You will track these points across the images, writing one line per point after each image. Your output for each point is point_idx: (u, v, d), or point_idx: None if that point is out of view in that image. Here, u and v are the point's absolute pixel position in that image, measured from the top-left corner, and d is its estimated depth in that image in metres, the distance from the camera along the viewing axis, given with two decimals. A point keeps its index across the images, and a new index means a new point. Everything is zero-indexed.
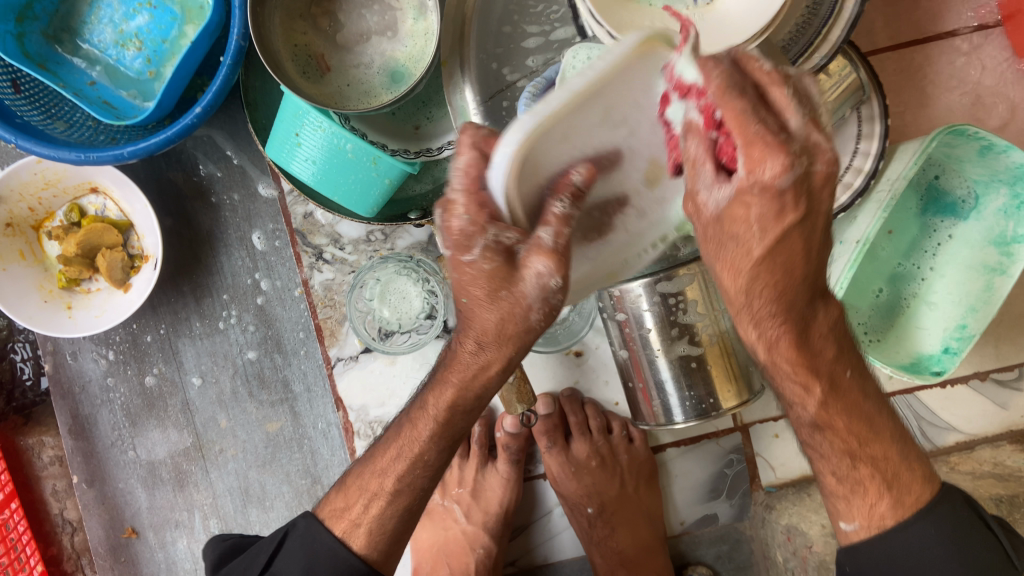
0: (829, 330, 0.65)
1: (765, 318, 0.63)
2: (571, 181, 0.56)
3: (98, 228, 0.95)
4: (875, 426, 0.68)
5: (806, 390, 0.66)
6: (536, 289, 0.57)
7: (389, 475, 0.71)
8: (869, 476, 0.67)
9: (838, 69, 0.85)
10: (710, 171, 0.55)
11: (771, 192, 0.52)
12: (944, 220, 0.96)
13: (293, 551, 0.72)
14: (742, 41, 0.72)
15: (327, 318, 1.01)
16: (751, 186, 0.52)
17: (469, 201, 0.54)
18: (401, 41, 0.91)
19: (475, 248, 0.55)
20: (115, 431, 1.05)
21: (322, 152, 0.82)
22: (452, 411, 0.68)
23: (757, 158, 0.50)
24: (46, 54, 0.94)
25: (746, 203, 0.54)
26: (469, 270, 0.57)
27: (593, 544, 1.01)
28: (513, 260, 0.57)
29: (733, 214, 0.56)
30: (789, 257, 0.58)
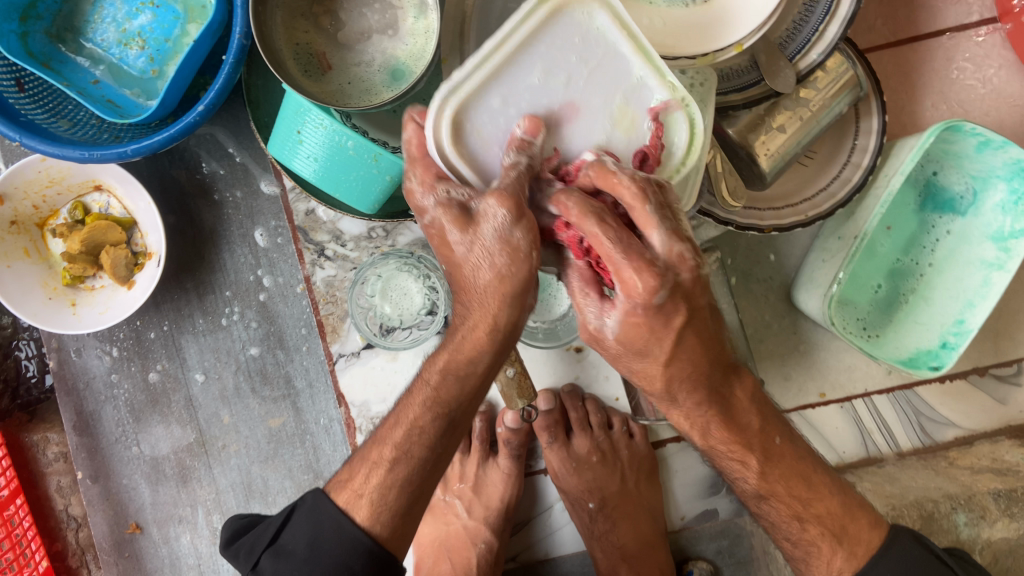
0: (750, 403, 0.75)
1: (692, 410, 0.73)
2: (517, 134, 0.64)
3: (103, 225, 0.96)
4: (813, 485, 0.76)
5: (744, 463, 0.76)
6: (488, 227, 0.62)
7: (387, 445, 0.72)
8: (819, 535, 0.75)
9: (835, 65, 0.85)
10: (595, 300, 0.65)
11: (651, 309, 0.62)
12: (943, 215, 0.97)
13: (302, 524, 0.72)
14: (740, 38, 0.74)
15: (329, 315, 1.02)
16: (632, 308, 0.63)
17: (422, 166, 0.66)
18: (402, 39, 0.91)
19: (430, 205, 0.65)
20: (119, 426, 1.06)
21: (324, 149, 0.83)
22: (444, 374, 0.70)
23: (620, 271, 0.60)
24: (50, 53, 0.95)
25: (634, 320, 0.64)
26: (435, 229, 0.66)
27: (594, 538, 1.02)
28: (469, 214, 0.64)
29: (629, 329, 0.65)
30: (692, 357, 0.68)
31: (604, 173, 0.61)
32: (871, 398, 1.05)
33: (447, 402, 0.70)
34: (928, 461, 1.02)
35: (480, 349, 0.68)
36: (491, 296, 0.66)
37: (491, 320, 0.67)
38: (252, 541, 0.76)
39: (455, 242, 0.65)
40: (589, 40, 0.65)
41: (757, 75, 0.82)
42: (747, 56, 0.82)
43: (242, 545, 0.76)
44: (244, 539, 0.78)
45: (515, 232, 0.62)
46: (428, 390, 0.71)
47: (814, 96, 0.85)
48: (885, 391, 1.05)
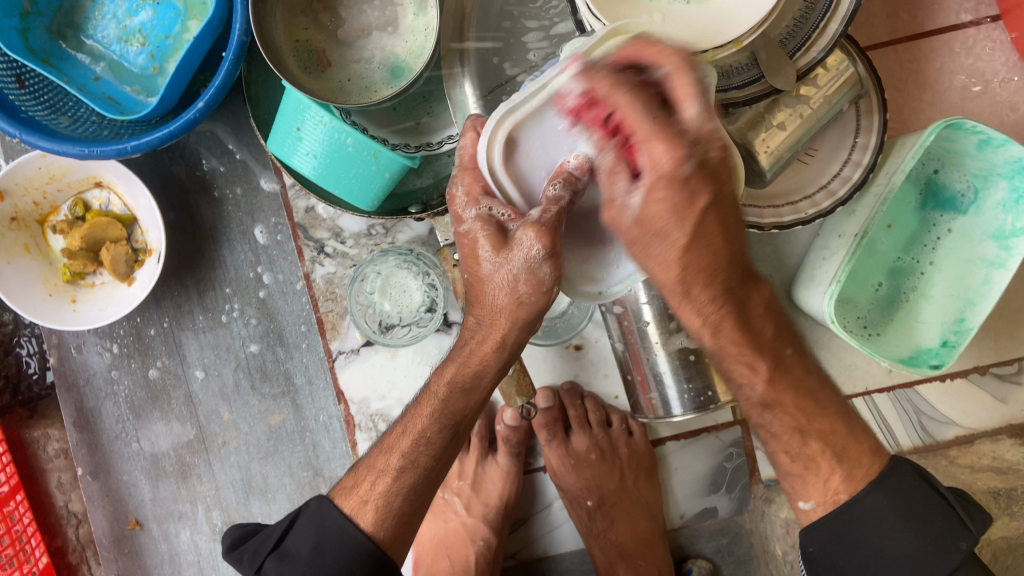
0: (766, 309, 0.70)
1: (704, 304, 0.67)
2: (568, 168, 0.65)
3: (103, 221, 0.96)
4: (822, 405, 0.73)
5: (753, 368, 0.70)
6: (520, 254, 0.65)
7: (393, 453, 0.74)
8: (820, 452, 0.72)
9: (836, 63, 0.86)
10: (625, 179, 0.62)
11: (675, 181, 0.59)
12: (944, 214, 0.96)
13: (304, 528, 0.73)
14: (738, 34, 0.73)
15: (329, 312, 1.02)
16: (656, 178, 0.60)
17: (469, 176, 0.69)
18: (402, 36, 0.92)
19: (469, 216, 0.68)
20: (119, 423, 1.06)
21: (324, 146, 0.83)
22: (452, 386, 0.73)
23: (648, 140, 0.59)
24: (51, 49, 0.95)
25: (656, 188, 0.60)
26: (468, 241, 0.68)
27: (592, 536, 1.02)
28: (503, 233, 0.67)
29: (652, 206, 0.61)
30: (712, 244, 0.63)
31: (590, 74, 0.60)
32: (872, 397, 1.05)
33: (454, 412, 0.73)
34: (929, 460, 1.02)
35: (490, 360, 0.72)
36: (503, 315, 0.70)
37: (498, 338, 0.71)
38: (255, 548, 0.76)
39: (488, 260, 0.67)
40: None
41: (758, 71, 0.81)
42: (747, 52, 0.80)
43: (246, 549, 0.77)
44: (248, 544, 0.78)
45: (544, 265, 0.65)
46: (435, 400, 0.74)
47: (814, 93, 0.85)
48: (885, 390, 1.05)
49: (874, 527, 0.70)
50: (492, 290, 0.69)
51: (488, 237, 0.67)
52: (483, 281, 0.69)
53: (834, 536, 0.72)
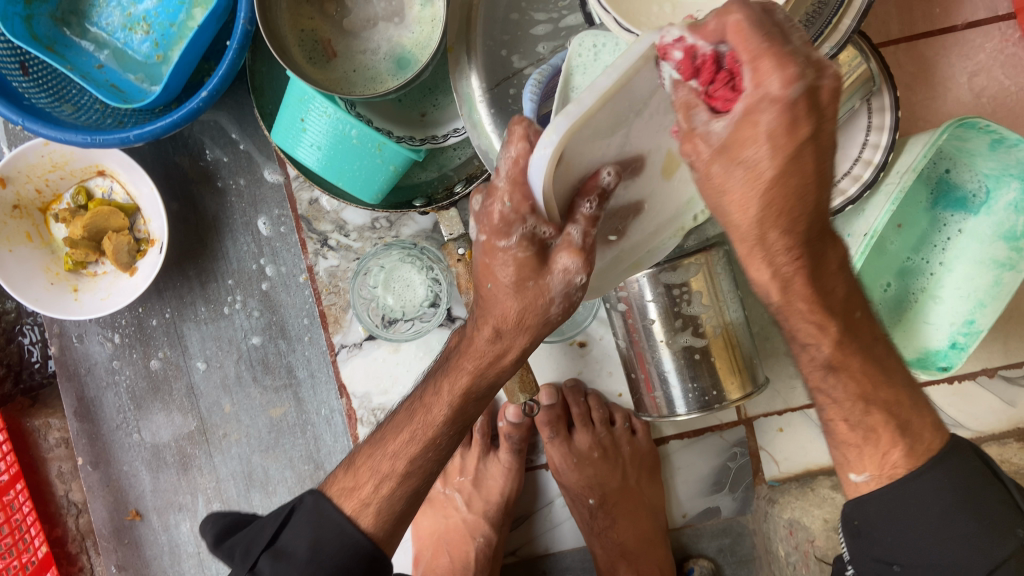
0: (838, 268, 0.64)
1: (778, 254, 0.58)
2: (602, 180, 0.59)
3: (105, 211, 0.95)
4: (888, 373, 0.69)
5: (822, 329, 0.66)
6: (560, 280, 0.63)
7: (401, 458, 0.73)
8: (881, 422, 0.68)
9: (849, 59, 0.84)
10: (707, 111, 0.50)
11: (784, 104, 0.47)
12: (955, 214, 0.95)
13: (301, 526, 0.72)
14: (751, 29, 0.70)
15: (332, 305, 1.01)
16: (757, 104, 0.48)
17: (514, 191, 0.57)
18: (408, 27, 0.90)
19: (511, 236, 0.60)
20: (121, 413, 1.06)
21: (328, 138, 0.83)
22: (466, 398, 0.72)
23: (760, 60, 0.46)
24: (55, 36, 0.94)
25: (756, 118, 0.48)
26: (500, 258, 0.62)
27: (595, 535, 1.01)
28: (544, 252, 0.62)
29: (740, 136, 0.49)
30: (801, 177, 0.52)
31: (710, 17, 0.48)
32: None
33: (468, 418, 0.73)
34: None
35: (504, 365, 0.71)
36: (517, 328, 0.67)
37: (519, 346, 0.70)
38: (250, 538, 0.76)
39: (524, 281, 0.63)
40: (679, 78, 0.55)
41: None
42: None
43: (238, 544, 0.76)
44: (237, 538, 0.78)
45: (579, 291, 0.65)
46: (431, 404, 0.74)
47: None
48: None
49: (927, 503, 0.65)
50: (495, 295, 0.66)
51: (531, 259, 0.61)
52: (505, 291, 0.64)
53: (885, 513, 0.67)
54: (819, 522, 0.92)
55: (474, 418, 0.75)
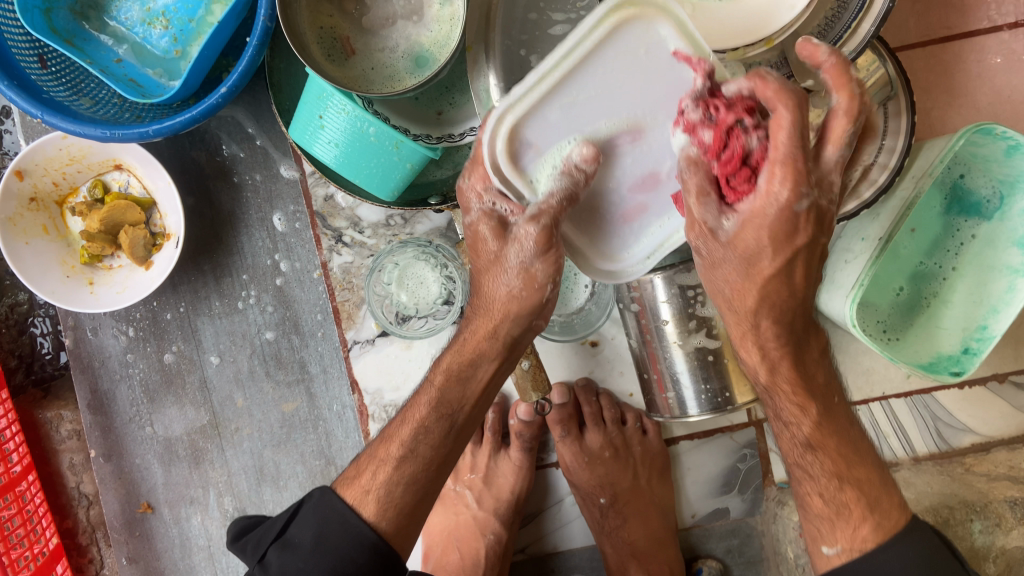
0: (820, 356, 0.75)
1: (768, 340, 0.71)
2: (573, 160, 0.67)
3: (122, 204, 0.96)
4: (861, 453, 0.76)
5: (802, 410, 0.74)
6: (516, 250, 0.72)
7: (395, 441, 0.75)
8: (854, 499, 0.73)
9: (867, 63, 0.86)
10: (717, 200, 0.64)
11: (787, 213, 0.62)
12: (968, 219, 0.95)
13: (307, 519, 0.73)
14: (772, 31, 0.74)
15: (345, 301, 1.02)
16: (766, 207, 0.62)
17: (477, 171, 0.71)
18: (426, 26, 0.91)
19: (475, 209, 0.74)
20: (134, 406, 1.06)
21: (345, 135, 0.83)
22: (446, 375, 0.77)
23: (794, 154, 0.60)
24: (74, 30, 0.94)
25: (760, 219, 0.63)
26: (472, 231, 0.75)
27: (605, 534, 1.01)
28: (504, 225, 0.73)
29: (743, 228, 0.64)
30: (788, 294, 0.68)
31: (751, 81, 0.60)
32: (888, 401, 1.05)
33: (450, 402, 0.76)
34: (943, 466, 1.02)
35: (483, 347, 0.77)
36: (496, 305, 0.76)
37: (491, 326, 0.76)
38: (257, 540, 0.76)
39: (490, 248, 0.74)
40: (655, 53, 0.63)
41: None
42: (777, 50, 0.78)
43: (249, 540, 0.77)
44: (253, 535, 0.78)
45: (536, 263, 0.72)
46: (432, 389, 0.77)
47: None
48: (903, 395, 1.04)
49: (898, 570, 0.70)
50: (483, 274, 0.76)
51: (492, 235, 0.73)
52: (480, 267, 0.76)
53: None
54: None
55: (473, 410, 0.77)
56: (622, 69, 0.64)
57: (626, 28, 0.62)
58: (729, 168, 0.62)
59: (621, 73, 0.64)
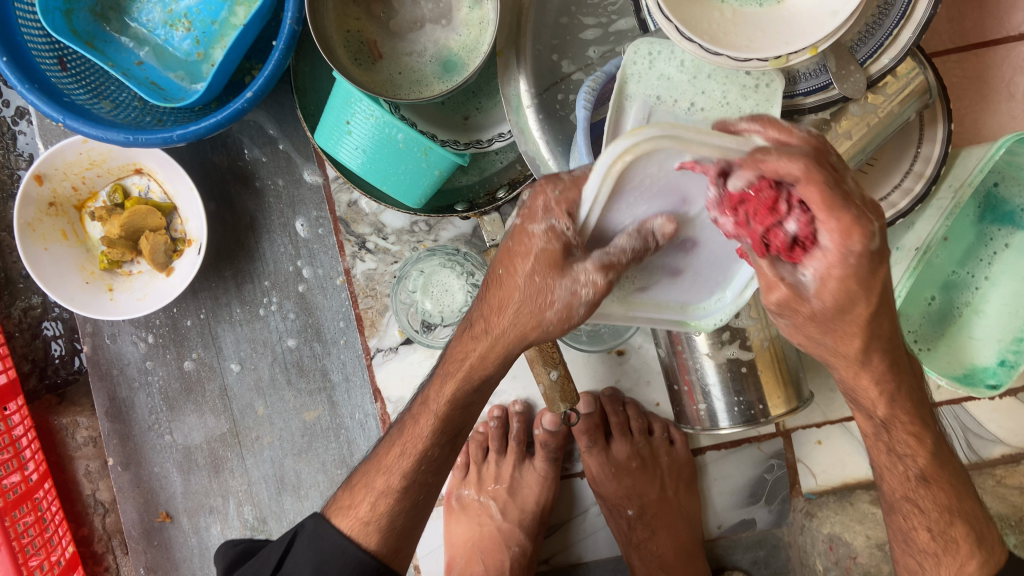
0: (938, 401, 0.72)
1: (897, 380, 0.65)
2: (652, 229, 0.56)
3: (143, 210, 0.94)
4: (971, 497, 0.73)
5: (919, 441, 0.70)
6: (573, 288, 0.56)
7: (393, 472, 0.72)
8: (963, 533, 0.71)
9: (906, 71, 0.82)
10: (788, 265, 0.54)
11: (865, 254, 0.51)
12: (1002, 228, 0.94)
13: (302, 549, 0.73)
14: (816, 39, 0.69)
15: (368, 309, 1.00)
16: (843, 258, 0.51)
17: (572, 186, 0.55)
18: (455, 30, 0.89)
19: (539, 229, 0.56)
20: (153, 414, 1.05)
21: (372, 141, 0.82)
22: (452, 404, 0.69)
23: (827, 210, 0.49)
24: (94, 32, 0.92)
25: (833, 275, 0.52)
26: (524, 240, 0.57)
27: (632, 546, 1.00)
28: (567, 255, 0.56)
29: (825, 285, 0.53)
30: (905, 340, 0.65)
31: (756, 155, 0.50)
32: None
33: (452, 426, 0.70)
34: (974, 478, 1.00)
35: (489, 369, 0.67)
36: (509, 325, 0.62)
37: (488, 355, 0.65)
38: (256, 568, 0.76)
39: (541, 277, 0.57)
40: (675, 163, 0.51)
41: (825, 79, 0.79)
42: (817, 57, 0.78)
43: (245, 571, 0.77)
44: (248, 566, 0.78)
45: (584, 308, 0.58)
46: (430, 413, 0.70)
47: (882, 102, 0.82)
48: (935, 406, 1.03)
49: None
50: (516, 295, 0.60)
51: (548, 255, 0.56)
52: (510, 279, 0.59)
53: None
54: (861, 539, 0.92)
55: None
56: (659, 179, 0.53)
57: (634, 166, 0.50)
58: (784, 252, 0.52)
59: (647, 189, 0.54)
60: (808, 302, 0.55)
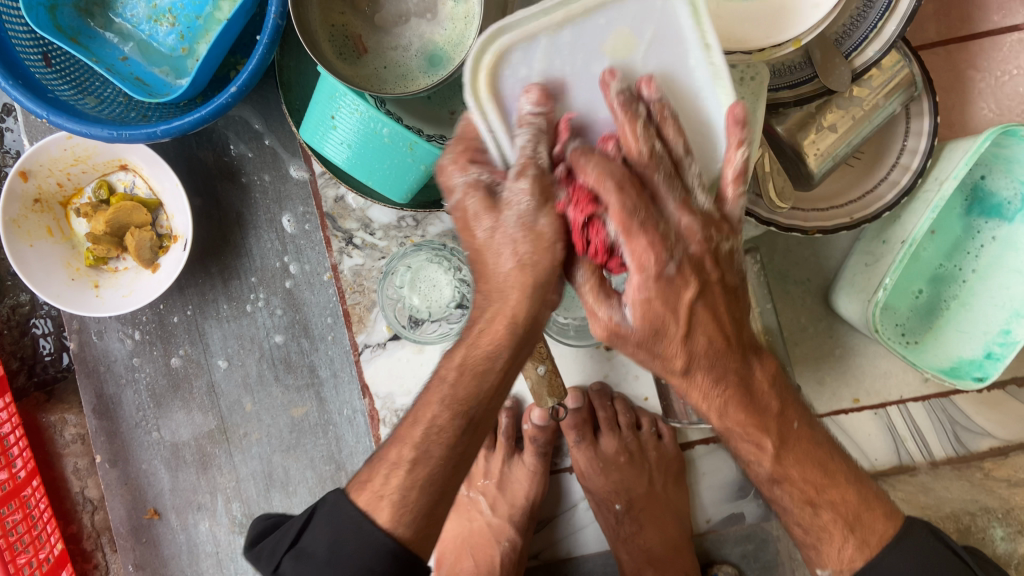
0: None
1: None
2: (529, 109, 0.61)
3: (128, 206, 0.94)
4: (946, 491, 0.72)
5: (759, 448, 0.72)
6: (511, 213, 0.62)
7: (407, 443, 0.68)
8: (831, 521, 0.71)
9: (891, 63, 0.83)
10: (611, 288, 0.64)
11: (662, 280, 0.62)
12: (989, 221, 0.94)
13: (321, 526, 0.68)
14: (799, 32, 0.72)
15: (355, 304, 1.00)
16: (646, 280, 0.62)
17: (464, 146, 0.65)
18: (440, 24, 0.89)
19: (458, 183, 0.64)
20: (140, 411, 1.04)
21: (358, 135, 0.81)
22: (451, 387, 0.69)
23: (630, 237, 0.61)
24: (78, 27, 0.92)
25: (644, 300, 0.63)
26: (460, 212, 0.65)
27: (619, 541, 0.99)
28: (494, 196, 0.64)
29: (639, 312, 0.63)
30: None
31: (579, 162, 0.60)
32: (906, 405, 1.03)
33: (462, 398, 0.67)
34: (964, 472, 1.00)
35: (499, 341, 0.66)
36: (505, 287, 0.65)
37: (510, 312, 0.66)
38: (273, 544, 0.72)
39: (480, 226, 0.64)
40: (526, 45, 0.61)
41: (812, 71, 0.79)
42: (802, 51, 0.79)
43: (264, 547, 0.72)
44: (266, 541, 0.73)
45: (540, 219, 0.62)
46: (444, 386, 0.68)
47: (867, 95, 0.83)
48: (920, 399, 1.03)
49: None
50: (491, 255, 0.65)
51: (481, 205, 0.63)
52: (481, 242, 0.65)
53: None
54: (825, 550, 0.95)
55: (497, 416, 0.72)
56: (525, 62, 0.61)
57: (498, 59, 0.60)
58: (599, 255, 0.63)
59: (521, 84, 0.62)
60: (628, 331, 0.64)
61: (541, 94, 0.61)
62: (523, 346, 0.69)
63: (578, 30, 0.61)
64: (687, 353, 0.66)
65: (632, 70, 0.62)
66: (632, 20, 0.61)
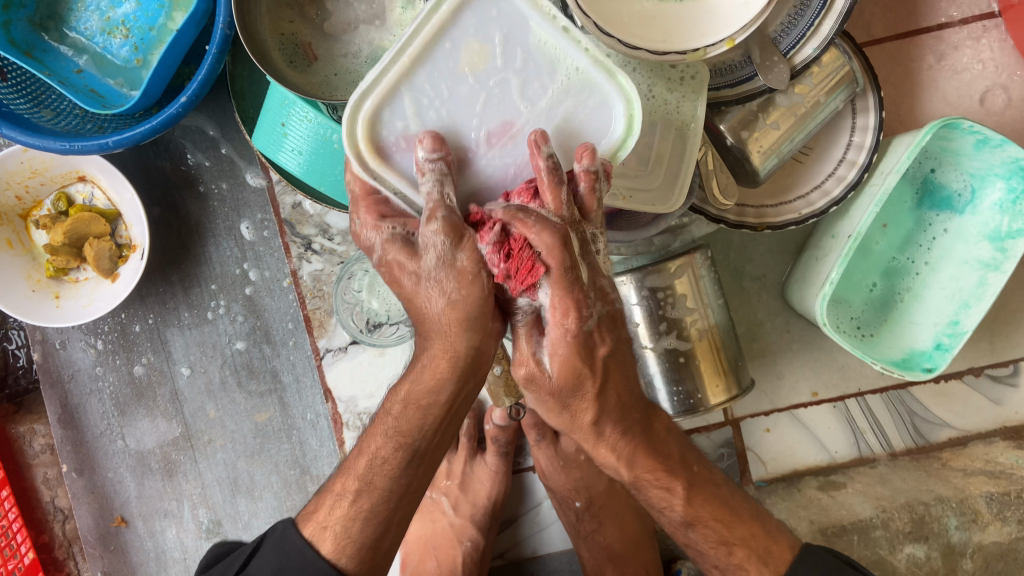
0: None
1: None
2: (424, 157, 0.62)
3: (85, 217, 0.95)
4: None
5: (668, 490, 0.78)
6: (430, 255, 0.63)
7: (351, 476, 0.70)
8: (745, 557, 0.77)
9: (831, 60, 0.83)
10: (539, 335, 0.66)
11: (583, 335, 0.65)
12: (940, 214, 0.95)
13: (268, 555, 0.71)
14: (731, 32, 0.74)
15: (316, 309, 1.01)
16: (565, 336, 0.64)
17: (367, 200, 0.68)
18: (389, 31, 0.90)
19: (376, 240, 0.67)
20: (104, 420, 1.05)
21: (310, 143, 0.81)
22: (405, 404, 0.68)
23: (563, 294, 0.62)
24: (33, 41, 0.93)
25: (565, 347, 0.65)
26: (387, 268, 0.67)
27: (581, 538, 1.00)
28: (412, 244, 0.66)
29: (558, 360, 0.65)
30: None
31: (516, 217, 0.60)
32: (864, 398, 1.03)
33: (408, 432, 0.68)
34: (922, 464, 1.01)
35: (441, 375, 0.65)
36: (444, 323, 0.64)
37: (450, 348, 0.64)
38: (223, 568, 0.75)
39: (404, 275, 0.66)
40: (394, 100, 0.64)
41: (751, 70, 0.82)
42: (741, 50, 0.81)
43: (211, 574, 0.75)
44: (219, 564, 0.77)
45: (459, 254, 0.62)
46: (389, 419, 0.69)
47: (809, 92, 0.83)
48: (880, 390, 1.03)
49: None
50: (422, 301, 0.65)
51: (403, 254, 0.65)
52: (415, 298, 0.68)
53: None
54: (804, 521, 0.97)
55: (449, 429, 0.71)
56: (402, 109, 0.64)
57: (371, 121, 0.63)
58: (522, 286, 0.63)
59: (403, 137, 0.64)
60: (547, 377, 0.66)
61: (434, 139, 0.62)
62: (472, 377, 0.67)
63: (432, 66, 0.64)
64: (596, 407, 0.68)
65: (491, 78, 0.64)
66: (476, 30, 0.64)
